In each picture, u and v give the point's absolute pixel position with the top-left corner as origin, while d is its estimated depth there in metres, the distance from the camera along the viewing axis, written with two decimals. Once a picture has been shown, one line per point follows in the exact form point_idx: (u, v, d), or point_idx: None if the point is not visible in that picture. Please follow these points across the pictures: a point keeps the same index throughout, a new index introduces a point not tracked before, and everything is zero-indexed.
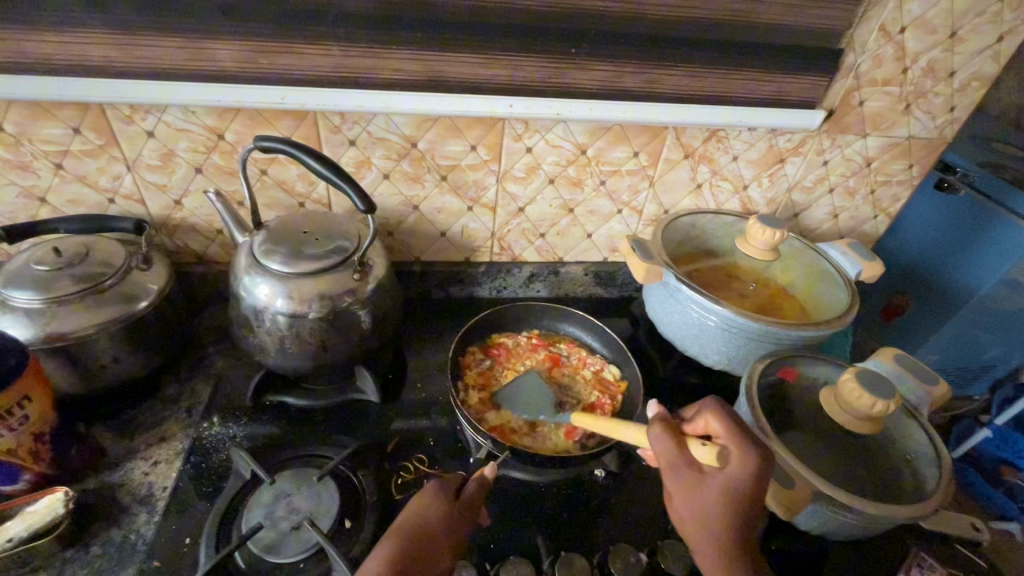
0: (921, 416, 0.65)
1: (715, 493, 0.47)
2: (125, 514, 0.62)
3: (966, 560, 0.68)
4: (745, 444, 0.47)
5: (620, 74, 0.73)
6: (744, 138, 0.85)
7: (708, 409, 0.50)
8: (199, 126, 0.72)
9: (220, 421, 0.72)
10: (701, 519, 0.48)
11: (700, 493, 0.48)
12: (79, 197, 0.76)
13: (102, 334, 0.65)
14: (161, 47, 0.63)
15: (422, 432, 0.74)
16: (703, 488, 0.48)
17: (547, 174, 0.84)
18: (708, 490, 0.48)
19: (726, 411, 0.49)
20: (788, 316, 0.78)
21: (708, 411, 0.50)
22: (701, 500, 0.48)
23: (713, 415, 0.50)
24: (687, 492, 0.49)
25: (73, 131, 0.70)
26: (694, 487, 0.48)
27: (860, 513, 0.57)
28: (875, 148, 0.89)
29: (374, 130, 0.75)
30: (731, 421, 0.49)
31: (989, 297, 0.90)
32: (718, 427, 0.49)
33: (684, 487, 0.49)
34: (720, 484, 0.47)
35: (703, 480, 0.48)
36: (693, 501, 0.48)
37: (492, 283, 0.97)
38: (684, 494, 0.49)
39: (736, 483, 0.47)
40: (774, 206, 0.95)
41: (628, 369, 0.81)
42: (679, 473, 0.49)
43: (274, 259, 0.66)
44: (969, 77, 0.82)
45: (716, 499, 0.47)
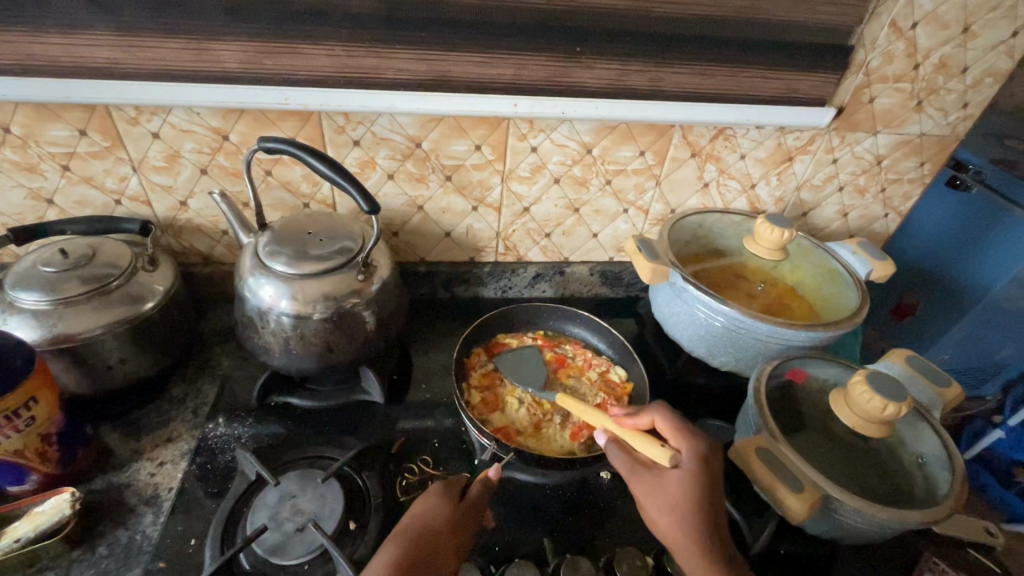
0: (932, 417, 0.63)
1: (674, 482, 0.54)
2: (131, 515, 0.63)
3: (978, 564, 0.66)
4: (688, 435, 0.57)
5: (626, 73, 0.73)
6: (752, 137, 0.84)
7: (654, 412, 0.60)
8: (204, 128, 0.72)
9: (226, 422, 0.72)
10: (667, 511, 0.53)
11: (662, 484, 0.54)
12: (86, 199, 0.76)
13: (109, 336, 0.66)
14: (165, 48, 0.63)
15: (427, 433, 0.74)
16: (662, 480, 0.55)
17: (552, 173, 0.84)
18: (668, 480, 0.54)
19: (666, 410, 0.59)
20: (796, 316, 0.78)
21: (654, 413, 0.59)
22: (664, 492, 0.54)
23: (657, 414, 0.59)
24: (650, 491, 0.55)
25: (79, 132, 0.70)
26: (655, 483, 0.55)
27: (872, 517, 0.56)
28: (886, 146, 0.88)
29: (378, 130, 0.75)
30: (673, 417, 0.59)
31: (1001, 295, 0.89)
32: (664, 424, 0.58)
33: (647, 486, 0.55)
34: (677, 473, 0.54)
35: (662, 474, 0.55)
36: (658, 495, 0.54)
37: (497, 284, 0.96)
38: (650, 493, 0.55)
39: (689, 466, 0.54)
40: (782, 205, 0.94)
41: (634, 370, 0.81)
42: (640, 476, 0.56)
43: (279, 260, 0.66)
44: (983, 73, 0.80)
45: (676, 488, 0.53)
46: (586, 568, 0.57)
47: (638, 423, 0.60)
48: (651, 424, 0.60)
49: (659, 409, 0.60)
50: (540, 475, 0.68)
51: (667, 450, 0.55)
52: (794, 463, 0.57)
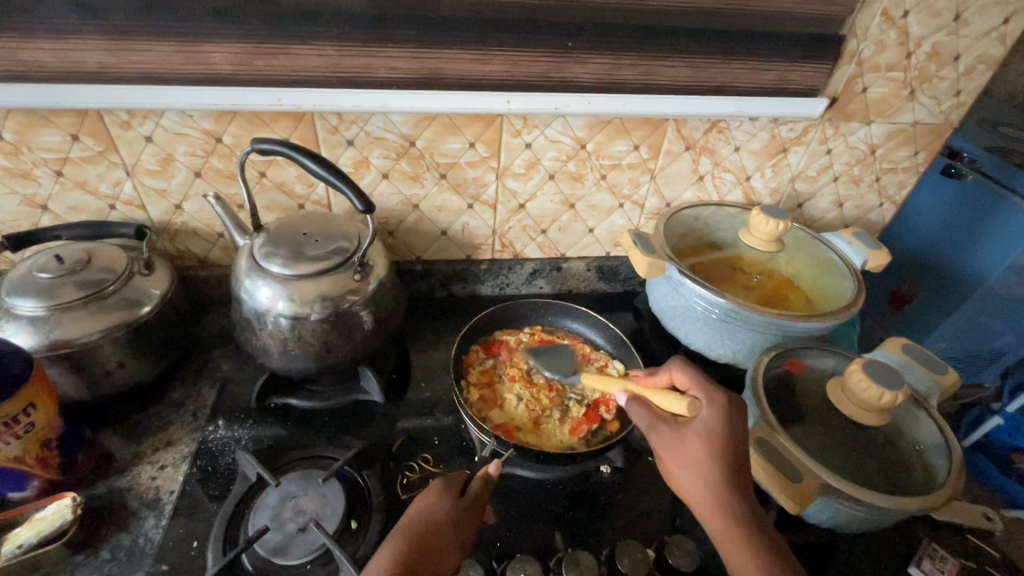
0: (929, 405, 0.64)
1: (697, 438, 0.53)
2: (133, 519, 0.63)
3: (979, 552, 0.67)
4: (711, 388, 0.55)
5: (618, 67, 0.72)
6: (746, 128, 0.84)
7: (671, 366, 0.60)
8: (197, 130, 0.72)
9: (226, 425, 0.73)
10: (690, 468, 0.52)
11: (685, 441, 0.53)
12: (81, 204, 0.76)
13: (107, 340, 0.66)
14: (156, 51, 0.63)
15: (427, 431, 0.74)
16: (683, 436, 0.54)
17: (547, 169, 0.84)
18: (690, 437, 0.53)
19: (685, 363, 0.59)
20: (793, 308, 0.78)
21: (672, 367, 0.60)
22: (685, 449, 0.53)
23: (675, 367, 0.60)
24: (672, 446, 0.54)
25: (72, 137, 0.70)
26: (675, 437, 0.54)
27: (869, 506, 0.56)
28: (879, 135, 0.88)
29: (372, 129, 0.75)
30: (694, 371, 0.58)
31: (998, 284, 0.89)
32: (684, 378, 0.58)
33: (668, 442, 0.55)
34: (699, 428, 0.53)
35: (683, 429, 0.54)
36: (680, 451, 0.53)
37: (494, 281, 0.96)
38: (671, 448, 0.54)
39: (712, 420, 0.53)
40: (777, 196, 0.94)
41: (632, 364, 0.81)
42: (660, 430, 0.55)
43: (275, 261, 0.66)
44: (975, 60, 0.80)
45: (700, 446, 0.52)
46: (588, 563, 0.58)
47: (656, 381, 0.62)
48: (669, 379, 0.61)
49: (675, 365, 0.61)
50: (540, 469, 0.68)
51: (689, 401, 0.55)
52: (792, 454, 0.57)
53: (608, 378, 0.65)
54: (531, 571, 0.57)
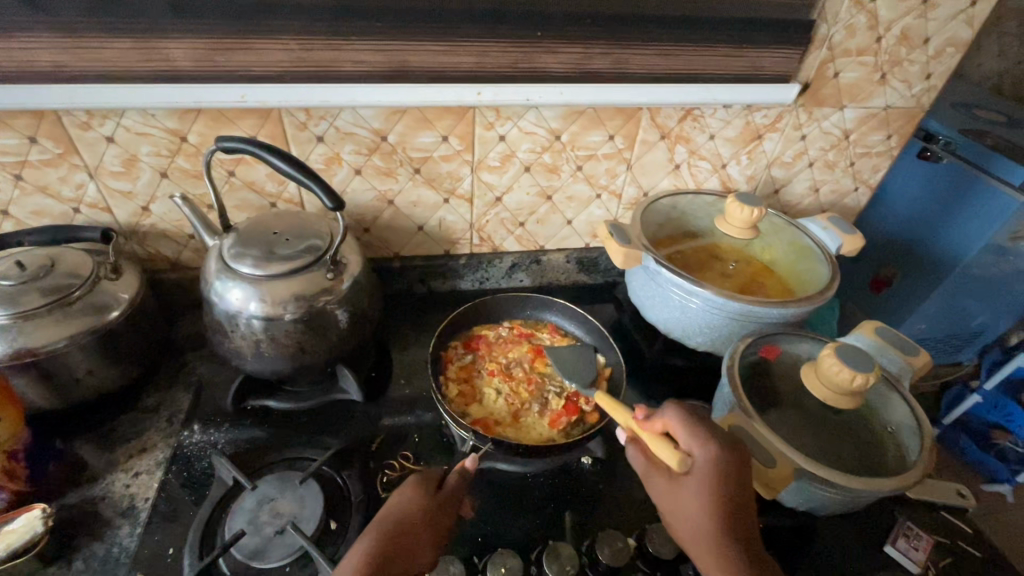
0: (901, 386, 0.65)
1: (690, 492, 0.51)
2: (108, 527, 0.62)
3: (953, 527, 0.68)
4: (703, 441, 0.51)
5: (589, 56, 0.72)
6: (720, 116, 0.84)
7: (665, 414, 0.55)
8: (161, 129, 0.70)
9: (201, 429, 0.71)
10: (686, 523, 0.51)
11: (679, 494, 0.51)
12: (43, 209, 0.74)
13: (73, 347, 0.64)
14: (112, 48, 0.61)
15: (407, 428, 0.74)
16: (678, 488, 0.52)
17: (522, 161, 0.83)
18: (684, 490, 0.51)
19: (676, 409, 0.54)
20: (769, 294, 0.78)
21: (665, 415, 0.55)
22: (679, 503, 0.51)
23: (668, 413, 0.55)
24: (668, 496, 0.53)
25: (29, 140, 0.67)
26: (670, 489, 0.53)
27: (843, 487, 0.56)
28: (853, 119, 0.88)
29: (341, 125, 0.74)
30: (686, 420, 0.54)
31: (974, 263, 0.93)
32: (675, 428, 0.53)
33: (664, 493, 0.53)
34: (691, 482, 0.51)
35: (677, 480, 0.52)
36: (675, 504, 0.52)
37: (474, 275, 0.96)
38: (667, 500, 0.53)
39: (704, 476, 0.50)
40: (754, 183, 0.94)
41: (611, 355, 0.81)
42: (657, 480, 0.54)
43: (245, 262, 0.65)
44: (944, 43, 0.81)
45: (694, 502, 0.50)
46: (568, 554, 0.59)
47: (650, 425, 0.56)
48: (664, 426, 0.55)
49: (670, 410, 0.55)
50: (522, 463, 0.69)
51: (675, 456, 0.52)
52: (767, 438, 0.58)
53: (614, 402, 0.60)
54: (512, 564, 0.58)
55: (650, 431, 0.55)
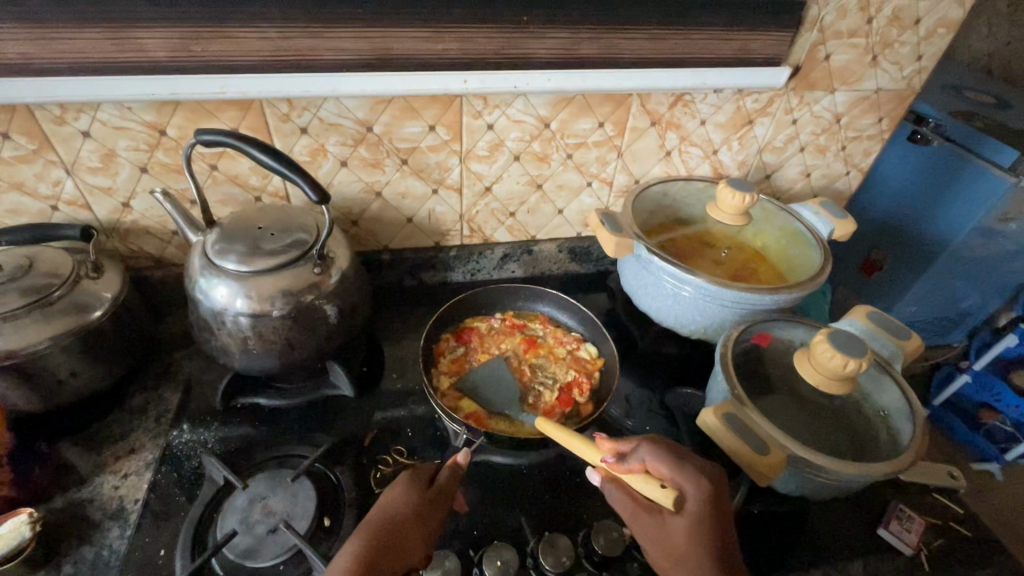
0: (894, 370, 0.64)
1: (685, 534, 0.50)
2: (97, 530, 0.61)
3: (945, 508, 0.69)
4: (691, 475, 0.52)
5: (577, 41, 0.70)
6: (711, 101, 0.83)
7: (644, 452, 0.54)
8: (138, 123, 0.68)
9: (190, 428, 0.70)
10: (680, 567, 0.50)
11: (673, 537, 0.50)
12: (19, 207, 0.72)
13: (55, 348, 0.62)
14: (83, 39, 0.59)
15: (400, 423, 0.73)
16: (670, 529, 0.51)
17: (511, 151, 0.82)
18: (677, 532, 0.50)
19: (656, 447, 0.54)
20: (762, 280, 0.78)
21: (644, 454, 0.54)
22: (671, 546, 0.50)
23: (647, 453, 0.54)
24: (658, 540, 0.51)
25: (1, 136, 0.65)
26: (661, 530, 0.51)
27: (836, 473, 0.57)
28: (844, 103, 0.87)
29: (325, 116, 0.72)
30: (667, 457, 0.54)
31: (964, 246, 0.94)
32: (659, 465, 0.53)
33: (652, 535, 0.52)
34: (683, 522, 0.50)
35: (669, 522, 0.51)
36: (667, 546, 0.51)
37: (464, 267, 0.95)
38: (656, 543, 0.52)
39: (695, 515, 0.50)
40: (745, 168, 0.93)
41: (604, 346, 0.80)
42: (645, 523, 0.52)
43: (229, 258, 0.63)
44: (935, 24, 0.80)
45: (690, 543, 0.50)
46: (564, 545, 0.59)
47: (626, 466, 0.54)
48: (642, 465, 0.54)
49: (646, 447, 0.55)
50: (515, 455, 0.68)
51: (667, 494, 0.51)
52: (760, 426, 0.58)
53: (576, 443, 0.57)
54: (508, 556, 0.58)
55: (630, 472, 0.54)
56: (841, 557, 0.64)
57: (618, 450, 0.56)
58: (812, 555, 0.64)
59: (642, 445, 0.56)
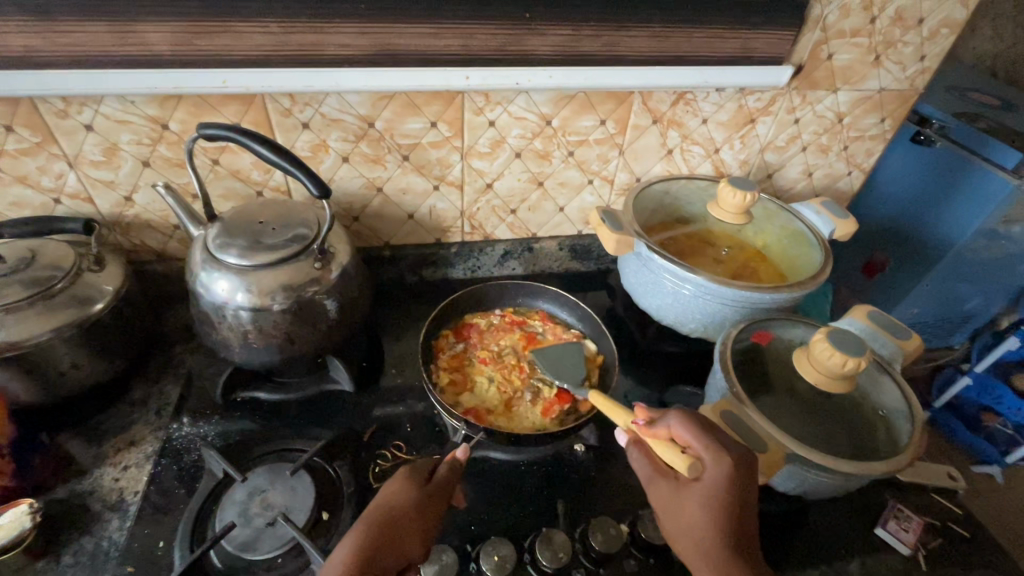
0: (893, 370, 0.64)
1: (696, 502, 0.50)
2: (97, 522, 0.61)
3: (943, 509, 0.69)
4: (715, 449, 0.50)
5: (579, 38, 0.70)
6: (713, 100, 0.83)
7: (672, 420, 0.54)
8: (141, 117, 0.68)
9: (190, 422, 0.71)
10: (686, 533, 0.51)
11: (683, 504, 0.51)
12: (23, 200, 0.72)
13: (57, 340, 0.62)
14: (87, 32, 0.59)
15: (398, 418, 0.74)
16: (682, 495, 0.52)
17: (512, 148, 0.82)
18: (690, 500, 0.51)
19: (685, 417, 0.53)
20: (762, 279, 0.78)
21: (671, 422, 0.54)
22: (681, 510, 0.52)
23: (675, 421, 0.54)
24: (669, 503, 0.53)
25: (5, 128, 0.66)
26: (674, 496, 0.53)
27: (833, 471, 0.57)
28: (846, 102, 0.87)
29: (327, 111, 0.72)
30: (696, 428, 0.52)
31: (966, 248, 0.94)
32: (683, 435, 0.52)
33: (665, 497, 0.54)
34: (697, 492, 0.50)
35: (683, 488, 0.52)
36: (677, 511, 0.52)
37: (465, 264, 0.95)
38: (667, 505, 0.53)
39: (712, 488, 0.49)
40: (747, 168, 0.93)
41: (604, 343, 0.80)
42: (659, 486, 0.54)
43: (230, 252, 0.64)
44: (939, 23, 0.80)
45: (699, 512, 0.50)
46: (561, 541, 0.59)
47: (654, 431, 0.55)
48: (669, 432, 0.54)
49: (676, 415, 0.54)
50: (514, 451, 0.69)
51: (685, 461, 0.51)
52: (758, 424, 0.57)
53: (612, 406, 0.60)
54: (505, 552, 0.58)
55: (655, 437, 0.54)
56: (839, 556, 0.64)
57: (650, 416, 0.57)
58: (810, 554, 0.64)
59: (672, 413, 0.55)
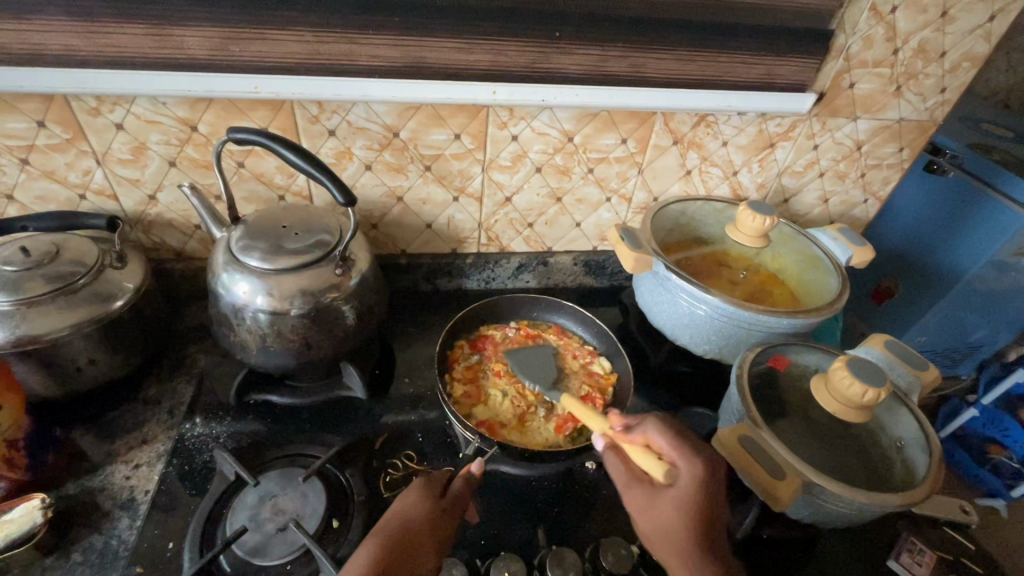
0: (911, 402, 0.64)
1: (671, 506, 0.50)
2: (107, 520, 0.61)
3: (956, 543, 0.69)
4: (688, 454, 0.51)
5: (606, 57, 0.71)
6: (734, 123, 0.83)
7: (648, 426, 0.54)
8: (171, 118, 0.69)
9: (202, 422, 0.71)
10: (663, 537, 0.50)
11: (658, 508, 0.50)
12: (48, 194, 0.73)
13: (77, 335, 0.63)
14: (125, 34, 0.60)
15: (411, 427, 0.73)
16: (656, 500, 0.51)
17: (533, 162, 0.83)
18: (663, 503, 0.50)
19: (661, 424, 0.54)
20: (778, 304, 0.78)
21: (647, 427, 0.54)
22: (657, 515, 0.50)
23: (651, 427, 0.54)
24: (643, 507, 0.52)
25: (37, 124, 0.67)
26: (648, 503, 0.51)
27: (850, 502, 0.56)
28: (866, 131, 0.88)
29: (353, 119, 0.73)
30: (671, 434, 0.53)
31: (977, 279, 0.92)
32: (660, 440, 0.53)
33: (640, 502, 0.52)
34: (673, 498, 0.50)
35: (659, 494, 0.51)
36: (653, 517, 0.51)
37: (480, 275, 0.95)
38: (641, 511, 0.52)
39: (686, 493, 0.50)
40: (764, 191, 0.94)
41: (618, 361, 0.81)
42: (635, 490, 0.53)
43: (253, 255, 0.64)
44: (961, 58, 0.80)
45: (672, 515, 0.49)
46: (572, 561, 0.58)
47: (631, 436, 0.55)
48: (645, 440, 0.54)
49: (652, 423, 0.55)
50: (524, 467, 0.67)
51: (661, 463, 0.51)
52: (775, 450, 0.57)
53: (588, 411, 0.59)
54: (515, 570, 0.57)
55: (630, 442, 0.54)
56: None
57: (626, 422, 0.57)
58: None
59: (647, 420, 0.55)
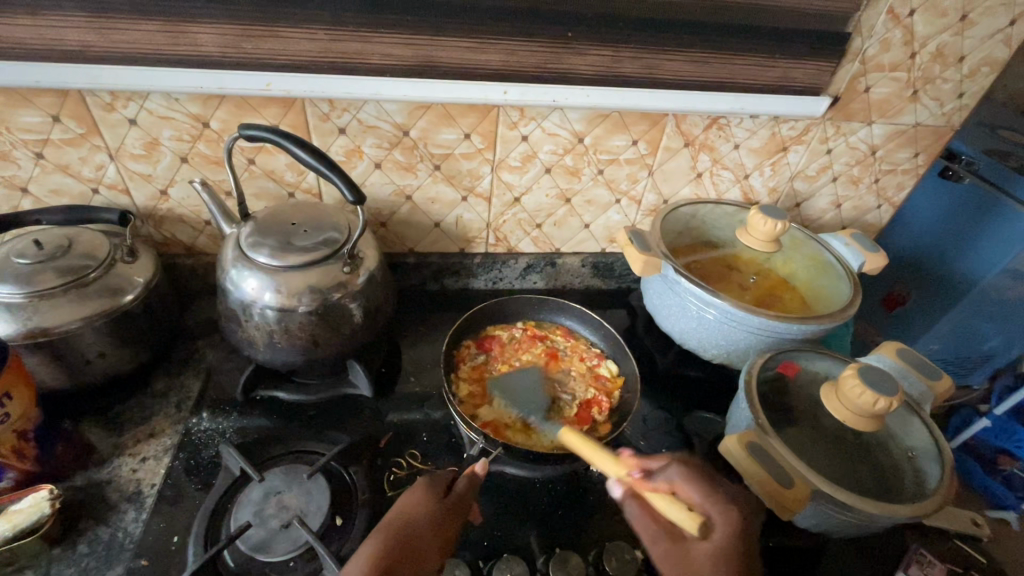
0: (922, 411, 0.63)
1: (708, 559, 0.48)
2: (115, 512, 0.62)
3: (964, 555, 0.68)
4: (722, 504, 0.51)
5: (618, 58, 0.71)
6: (746, 126, 0.83)
7: (672, 474, 0.54)
8: (183, 114, 0.69)
9: (209, 416, 0.71)
10: None
11: (693, 562, 0.48)
12: (62, 188, 0.73)
13: (88, 329, 0.63)
14: (140, 30, 0.61)
15: (416, 426, 0.73)
16: (690, 553, 0.49)
17: (543, 163, 0.82)
18: (698, 556, 0.48)
19: (686, 473, 0.53)
20: (788, 309, 0.77)
21: (672, 475, 0.53)
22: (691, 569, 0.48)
23: (676, 474, 0.53)
24: (675, 564, 0.49)
25: (52, 119, 0.67)
26: (682, 557, 0.49)
27: (860, 512, 0.55)
28: (881, 135, 0.86)
29: (364, 117, 0.73)
30: (698, 483, 0.53)
31: (991, 287, 0.90)
32: (689, 489, 0.52)
33: (671, 558, 0.49)
34: (709, 550, 0.48)
35: (692, 547, 0.49)
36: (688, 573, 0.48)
37: (487, 275, 0.95)
38: (673, 567, 0.49)
39: (724, 543, 0.49)
40: (776, 195, 0.93)
41: (625, 364, 0.80)
42: (664, 546, 0.50)
43: (262, 252, 0.64)
44: (980, 62, 0.79)
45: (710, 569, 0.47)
46: (576, 563, 0.58)
47: (655, 484, 0.53)
48: (669, 487, 0.53)
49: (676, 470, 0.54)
50: (529, 468, 0.66)
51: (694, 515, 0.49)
52: (783, 457, 0.57)
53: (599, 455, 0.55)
54: (518, 572, 0.58)
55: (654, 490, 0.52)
56: None
57: (644, 468, 0.55)
58: None
59: (671, 465, 0.55)
